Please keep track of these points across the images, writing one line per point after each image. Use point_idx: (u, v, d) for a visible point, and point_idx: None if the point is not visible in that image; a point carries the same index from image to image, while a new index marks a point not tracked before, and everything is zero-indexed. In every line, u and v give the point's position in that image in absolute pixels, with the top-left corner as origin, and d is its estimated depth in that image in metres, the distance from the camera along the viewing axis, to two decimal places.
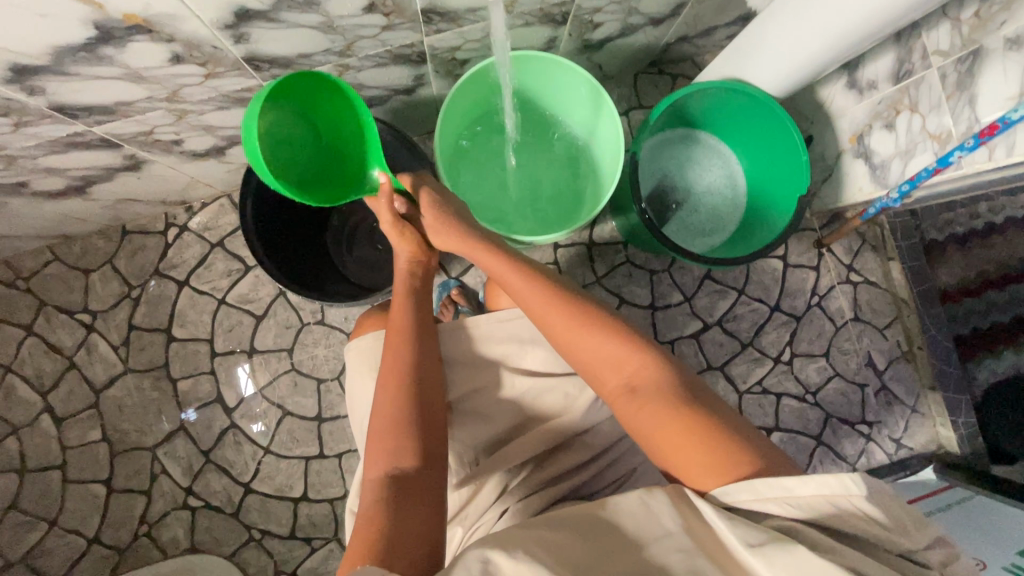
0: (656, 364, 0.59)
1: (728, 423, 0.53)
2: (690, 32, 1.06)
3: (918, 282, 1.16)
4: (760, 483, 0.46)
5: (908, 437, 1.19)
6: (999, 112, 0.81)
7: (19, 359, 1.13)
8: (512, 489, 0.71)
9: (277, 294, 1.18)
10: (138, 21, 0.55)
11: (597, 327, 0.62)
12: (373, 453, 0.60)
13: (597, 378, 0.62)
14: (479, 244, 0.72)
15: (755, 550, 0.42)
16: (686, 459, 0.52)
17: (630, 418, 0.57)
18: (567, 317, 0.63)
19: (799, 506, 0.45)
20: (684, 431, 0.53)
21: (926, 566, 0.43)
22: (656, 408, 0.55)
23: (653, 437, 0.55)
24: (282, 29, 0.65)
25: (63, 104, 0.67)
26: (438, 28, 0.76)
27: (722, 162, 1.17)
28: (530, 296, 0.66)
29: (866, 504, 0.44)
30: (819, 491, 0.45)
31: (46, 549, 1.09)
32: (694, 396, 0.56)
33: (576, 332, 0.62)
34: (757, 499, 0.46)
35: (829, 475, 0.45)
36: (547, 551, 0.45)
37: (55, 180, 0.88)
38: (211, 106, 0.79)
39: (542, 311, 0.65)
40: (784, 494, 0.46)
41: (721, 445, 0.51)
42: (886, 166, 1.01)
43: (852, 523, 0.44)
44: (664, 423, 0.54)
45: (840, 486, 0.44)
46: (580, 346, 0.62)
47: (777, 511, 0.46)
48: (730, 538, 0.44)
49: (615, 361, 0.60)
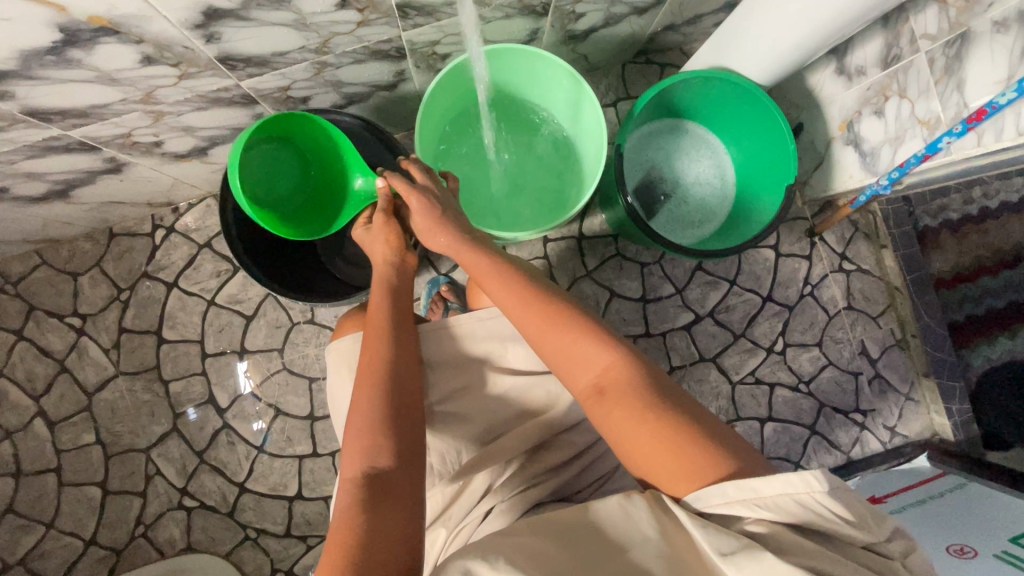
0: (633, 367, 0.58)
1: (702, 427, 0.52)
2: (677, 20, 1.04)
3: (912, 269, 1.16)
4: (729, 487, 0.45)
5: (902, 425, 1.19)
6: (987, 97, 0.80)
7: (11, 364, 1.13)
8: (498, 487, 0.70)
9: (266, 295, 1.18)
10: (104, 22, 0.55)
11: (575, 328, 0.61)
12: (349, 454, 0.59)
13: (570, 377, 0.60)
14: (461, 244, 0.71)
15: (728, 559, 0.42)
16: (655, 464, 0.51)
17: (601, 419, 0.56)
18: (544, 318, 0.62)
19: (768, 508, 0.44)
20: (655, 435, 0.52)
21: (888, 556, 0.44)
22: (628, 410, 0.54)
23: (623, 438, 0.54)
24: (253, 28, 0.64)
25: (36, 108, 0.67)
26: (415, 22, 0.75)
27: (711, 152, 1.15)
28: (506, 294, 0.65)
29: (828, 499, 0.44)
30: (784, 489, 0.44)
31: (44, 551, 1.10)
32: (667, 397, 0.54)
33: (552, 333, 0.61)
34: (727, 502, 0.46)
35: (791, 474, 0.44)
36: (527, 559, 0.44)
37: (36, 185, 0.88)
38: (189, 107, 0.78)
39: (521, 312, 0.64)
40: (752, 495, 0.45)
41: (692, 452, 0.50)
42: (876, 154, 1.00)
43: (819, 520, 0.44)
44: (635, 426, 0.53)
45: (802, 483, 0.44)
46: (557, 346, 0.61)
47: (747, 514, 0.45)
48: (706, 548, 0.44)
49: (590, 362, 0.59)
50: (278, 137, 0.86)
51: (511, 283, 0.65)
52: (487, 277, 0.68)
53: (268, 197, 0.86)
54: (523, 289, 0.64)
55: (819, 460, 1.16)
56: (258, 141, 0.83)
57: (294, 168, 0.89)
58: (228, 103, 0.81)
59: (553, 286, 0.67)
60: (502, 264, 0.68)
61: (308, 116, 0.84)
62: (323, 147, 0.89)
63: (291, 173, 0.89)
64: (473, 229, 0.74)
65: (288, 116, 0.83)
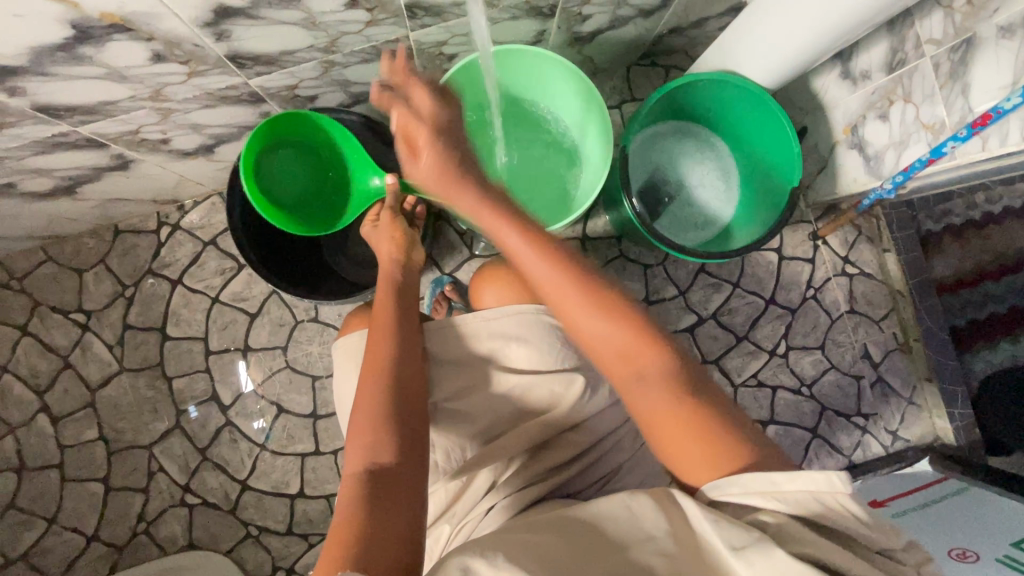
0: (681, 368, 0.55)
1: (729, 416, 0.53)
2: (682, 23, 1.05)
3: (914, 272, 1.14)
4: (747, 477, 0.47)
5: (904, 429, 1.19)
6: (992, 102, 0.80)
7: (15, 359, 1.14)
8: (501, 483, 0.70)
9: (270, 292, 1.18)
10: (116, 19, 0.55)
11: (627, 327, 0.56)
12: (351, 450, 0.59)
13: (602, 355, 0.57)
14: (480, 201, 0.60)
15: (738, 553, 0.41)
16: (681, 450, 0.52)
17: (640, 413, 0.55)
18: (584, 298, 0.56)
19: (786, 501, 0.45)
20: (685, 422, 0.52)
21: (902, 562, 0.43)
22: (661, 396, 0.54)
23: (651, 421, 0.54)
24: (264, 27, 0.64)
25: (45, 104, 0.67)
26: (423, 22, 0.75)
27: (715, 155, 1.16)
28: (550, 283, 0.57)
29: (850, 501, 0.44)
30: (803, 486, 0.45)
31: (46, 547, 1.10)
32: (698, 385, 0.54)
33: (602, 331, 0.56)
34: (745, 494, 0.47)
35: (815, 471, 0.45)
36: (529, 557, 0.43)
37: (44, 181, 0.88)
38: (197, 104, 0.78)
39: (568, 305, 0.57)
40: (771, 488, 0.46)
41: (721, 442, 0.51)
42: (880, 158, 1.00)
43: (838, 519, 0.44)
44: (666, 411, 0.53)
45: (826, 483, 0.45)
46: (605, 342, 0.56)
47: (763, 505, 0.46)
48: (713, 542, 0.43)
49: (637, 360, 0.55)
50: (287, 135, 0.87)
51: (551, 266, 0.57)
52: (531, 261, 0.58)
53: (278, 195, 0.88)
54: (575, 282, 0.57)
55: (821, 463, 1.16)
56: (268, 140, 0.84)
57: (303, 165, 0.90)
58: (236, 101, 0.81)
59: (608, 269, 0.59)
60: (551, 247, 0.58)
61: (321, 118, 0.86)
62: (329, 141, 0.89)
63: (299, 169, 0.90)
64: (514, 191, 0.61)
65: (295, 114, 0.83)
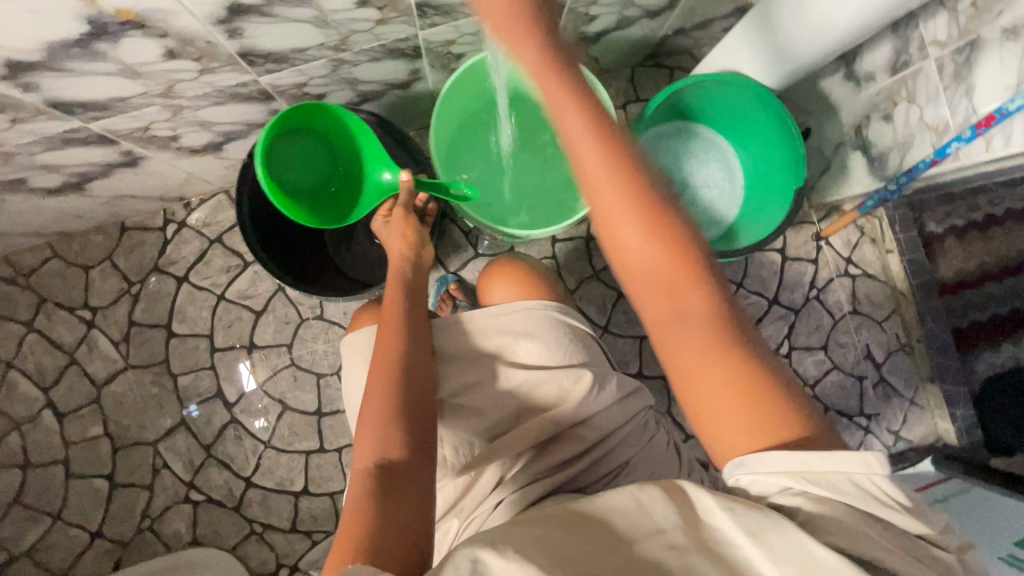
0: (729, 314, 0.49)
1: (777, 378, 0.48)
2: (687, 24, 1.06)
3: (917, 274, 1.16)
4: (777, 455, 0.44)
5: (907, 430, 1.20)
6: (997, 103, 0.81)
7: (20, 355, 1.14)
8: (509, 479, 0.71)
9: (275, 290, 1.19)
10: (132, 16, 0.56)
11: (683, 254, 0.49)
12: (361, 445, 0.60)
13: (639, 288, 0.50)
14: (557, 77, 0.51)
15: (757, 539, 0.40)
16: (720, 409, 0.47)
17: (673, 358, 0.49)
18: (644, 214, 0.50)
19: (818, 483, 0.43)
20: (730, 376, 0.47)
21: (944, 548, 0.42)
22: (704, 343, 0.48)
23: (688, 369, 0.48)
24: (276, 24, 0.65)
25: (58, 100, 0.67)
26: (432, 21, 0.75)
27: (719, 156, 1.17)
28: (606, 190, 0.50)
29: (885, 483, 0.43)
30: (838, 467, 0.43)
31: (50, 543, 1.10)
32: (745, 337, 0.49)
33: (653, 254, 0.49)
34: (774, 473, 0.44)
35: (854, 453, 0.43)
36: (536, 549, 0.42)
37: (53, 177, 0.88)
38: (207, 102, 0.79)
39: (624, 220, 0.50)
40: (802, 468, 0.43)
41: (771, 407, 0.46)
42: (884, 158, 1.02)
43: (874, 502, 0.42)
44: (708, 361, 0.48)
45: (863, 465, 0.43)
46: (655, 268, 0.49)
47: (792, 485, 0.43)
48: (730, 532, 0.42)
49: (683, 296, 0.49)
50: (298, 126, 0.86)
51: (614, 170, 0.50)
52: (591, 162, 0.50)
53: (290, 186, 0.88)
54: (638, 195, 0.50)
55: None
56: (281, 132, 0.84)
57: (315, 155, 0.90)
58: (245, 98, 0.82)
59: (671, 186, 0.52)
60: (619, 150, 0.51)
61: (337, 109, 0.85)
62: (340, 132, 0.90)
63: (310, 160, 0.90)
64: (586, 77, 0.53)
65: (309, 108, 0.83)
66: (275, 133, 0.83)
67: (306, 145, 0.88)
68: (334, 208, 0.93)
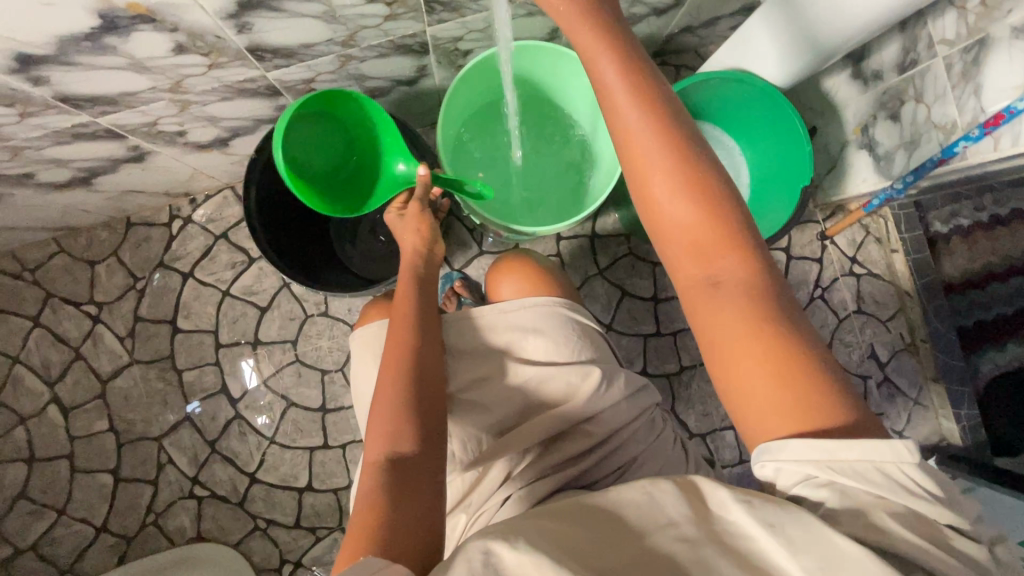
0: (761, 279, 0.51)
1: (817, 357, 0.47)
2: (694, 22, 1.05)
3: (922, 274, 1.16)
4: (800, 443, 0.43)
5: (909, 429, 1.19)
6: (1004, 102, 0.81)
7: (26, 350, 1.14)
8: (516, 475, 0.71)
9: (280, 286, 1.19)
10: (142, 10, 0.56)
11: (716, 219, 0.52)
12: (372, 438, 0.60)
13: (677, 256, 0.54)
14: (610, 55, 0.56)
15: (776, 530, 0.40)
16: (750, 381, 0.47)
17: (706, 325, 0.51)
18: (683, 183, 0.53)
19: (845, 472, 0.42)
20: (762, 346, 0.47)
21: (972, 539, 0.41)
22: (736, 313, 0.49)
23: (719, 337, 0.50)
24: (285, 19, 0.65)
25: (67, 94, 0.68)
26: (441, 18, 0.76)
27: (726, 153, 1.16)
28: (649, 160, 0.54)
29: (916, 472, 0.42)
30: (865, 455, 0.42)
31: (55, 537, 1.11)
32: (783, 314, 0.49)
33: (688, 222, 0.53)
34: (799, 462, 0.43)
35: (880, 441, 0.42)
36: (549, 541, 0.42)
37: (61, 172, 0.89)
38: (214, 97, 0.79)
39: (658, 185, 0.54)
40: (827, 457, 0.42)
41: (806, 384, 0.46)
42: (890, 157, 1.01)
43: (904, 491, 0.41)
44: (739, 331, 0.49)
45: (891, 453, 0.42)
46: (691, 235, 0.53)
47: (818, 474, 0.42)
48: (747, 524, 0.42)
49: (713, 260, 0.52)
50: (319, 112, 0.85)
51: (657, 140, 0.54)
52: (631, 133, 0.55)
53: (305, 173, 0.86)
54: (673, 162, 0.54)
55: None
56: (301, 117, 0.83)
57: (332, 143, 0.89)
58: (253, 94, 0.82)
59: (714, 159, 0.55)
60: (659, 119, 0.55)
61: (362, 100, 0.85)
62: (360, 121, 0.89)
63: (328, 148, 0.89)
64: (645, 56, 0.58)
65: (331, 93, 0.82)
66: (295, 118, 0.82)
67: (324, 132, 0.87)
68: (348, 199, 0.92)
